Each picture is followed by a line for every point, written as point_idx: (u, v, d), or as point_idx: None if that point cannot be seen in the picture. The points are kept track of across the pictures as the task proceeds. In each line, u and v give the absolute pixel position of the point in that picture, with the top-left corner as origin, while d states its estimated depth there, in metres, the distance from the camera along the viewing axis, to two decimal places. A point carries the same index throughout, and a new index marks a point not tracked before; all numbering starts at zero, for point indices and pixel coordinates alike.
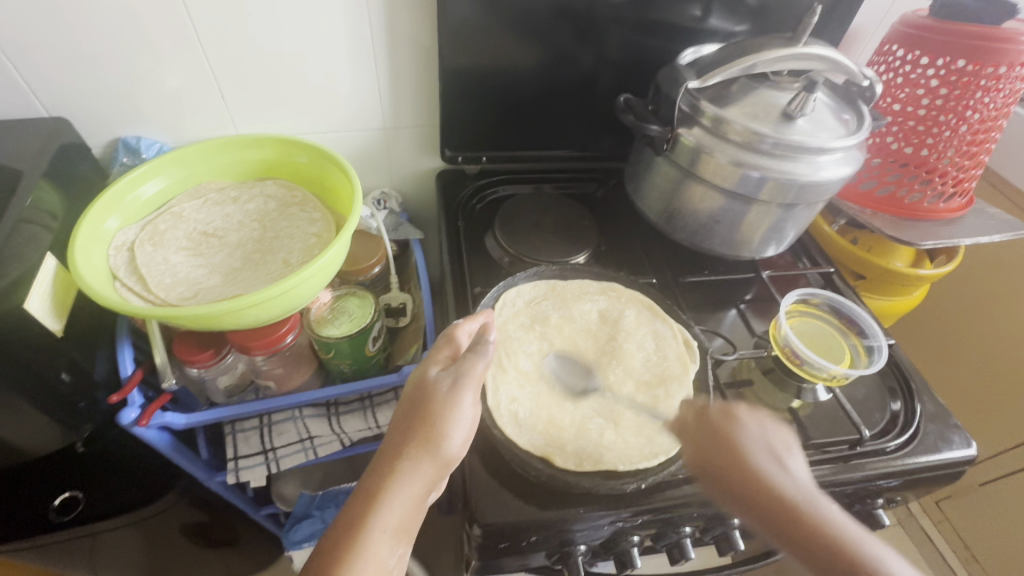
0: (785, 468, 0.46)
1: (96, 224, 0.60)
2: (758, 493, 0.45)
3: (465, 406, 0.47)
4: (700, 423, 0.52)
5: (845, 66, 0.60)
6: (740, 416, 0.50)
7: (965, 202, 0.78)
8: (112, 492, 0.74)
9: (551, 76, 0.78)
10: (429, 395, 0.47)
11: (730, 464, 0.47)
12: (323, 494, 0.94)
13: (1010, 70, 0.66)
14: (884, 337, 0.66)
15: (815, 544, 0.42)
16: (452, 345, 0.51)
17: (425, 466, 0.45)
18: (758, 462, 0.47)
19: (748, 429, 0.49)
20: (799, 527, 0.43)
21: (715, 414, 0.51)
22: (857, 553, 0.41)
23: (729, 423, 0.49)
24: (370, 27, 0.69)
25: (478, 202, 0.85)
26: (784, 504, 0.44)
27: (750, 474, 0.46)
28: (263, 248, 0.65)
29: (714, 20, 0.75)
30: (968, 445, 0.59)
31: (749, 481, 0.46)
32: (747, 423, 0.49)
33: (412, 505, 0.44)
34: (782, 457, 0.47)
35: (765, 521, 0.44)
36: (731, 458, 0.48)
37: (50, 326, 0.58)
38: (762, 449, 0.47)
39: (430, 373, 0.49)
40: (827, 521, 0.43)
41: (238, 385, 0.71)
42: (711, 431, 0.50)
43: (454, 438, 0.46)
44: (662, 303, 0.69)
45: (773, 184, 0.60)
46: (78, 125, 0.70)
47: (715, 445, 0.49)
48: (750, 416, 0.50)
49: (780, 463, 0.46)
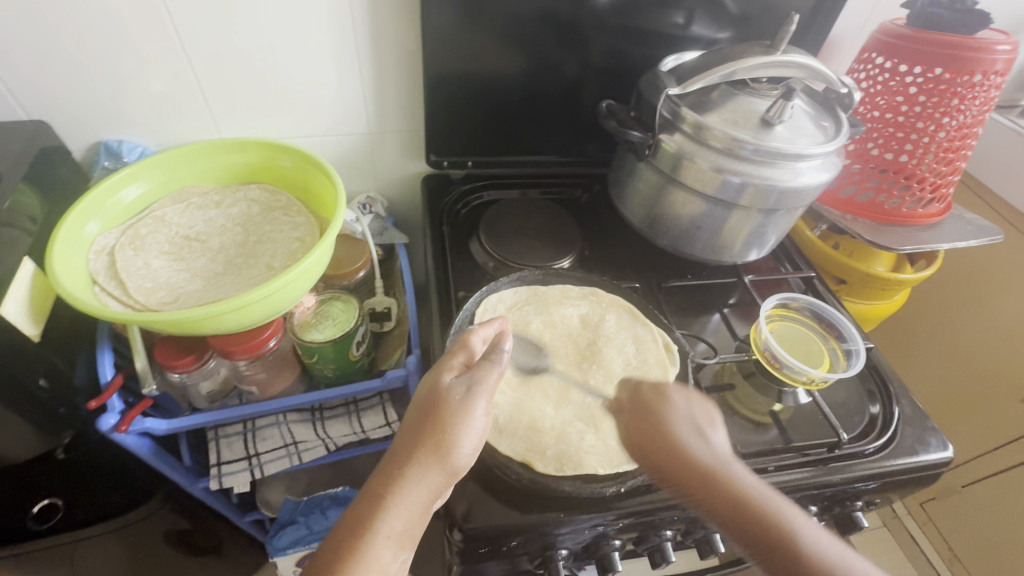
0: (705, 439, 0.44)
1: (75, 228, 0.60)
2: (675, 461, 0.43)
3: (478, 415, 0.47)
4: (633, 398, 0.51)
5: (823, 74, 0.61)
6: (669, 394, 0.49)
7: (943, 208, 0.79)
8: (92, 499, 0.73)
9: (536, 82, 0.78)
10: (441, 401, 0.46)
11: (654, 433, 0.46)
12: (308, 499, 0.92)
13: (985, 78, 0.67)
14: (862, 340, 0.67)
15: (727, 516, 0.40)
16: (466, 351, 0.51)
17: (433, 473, 0.44)
18: (679, 433, 0.45)
19: (674, 405, 0.48)
20: (711, 493, 0.41)
21: (646, 391, 0.50)
22: (760, 519, 0.39)
23: (658, 398, 0.49)
24: (354, 31, 0.69)
25: (464, 206, 0.85)
26: (697, 473, 0.42)
27: (670, 442, 0.45)
28: (245, 252, 0.65)
29: (697, 27, 0.76)
30: (945, 448, 0.59)
31: (669, 448, 0.44)
32: (674, 398, 0.48)
33: (418, 511, 0.43)
34: (703, 430, 0.45)
35: (683, 489, 0.42)
36: (654, 427, 0.47)
37: (26, 331, 0.57)
38: (686, 421, 0.46)
39: (444, 380, 0.48)
40: (734, 487, 0.41)
41: (220, 390, 0.71)
42: (639, 405, 0.50)
43: (465, 447, 0.45)
44: (643, 308, 0.70)
45: (753, 190, 0.61)
46: (58, 128, 0.69)
47: (643, 417, 0.48)
48: (680, 394, 0.49)
49: (702, 434, 0.45)
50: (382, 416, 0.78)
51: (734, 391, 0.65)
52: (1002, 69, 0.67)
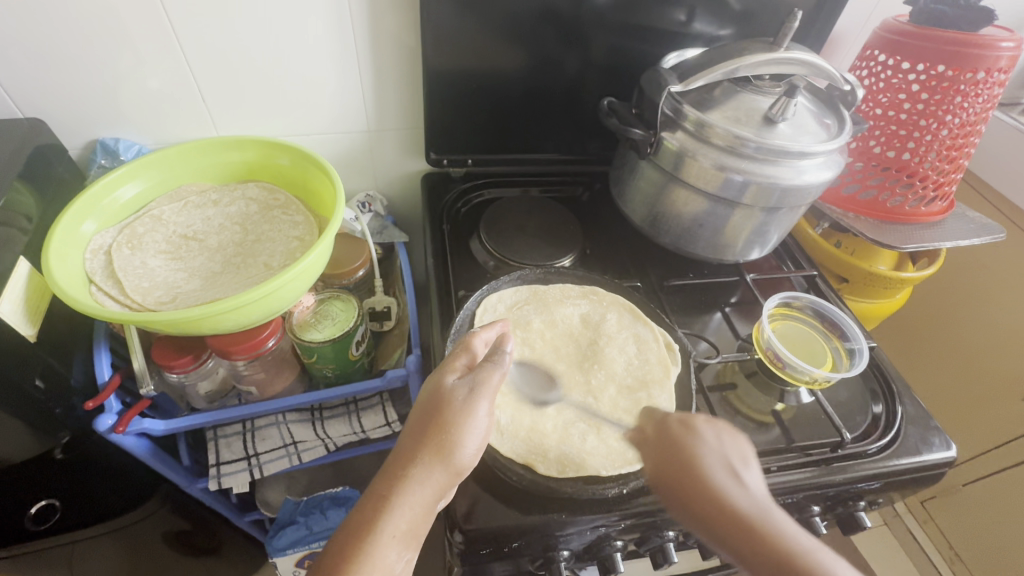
0: (740, 481, 0.43)
1: (71, 227, 0.59)
2: (711, 506, 0.41)
3: (481, 415, 0.46)
4: (659, 430, 0.49)
5: (826, 71, 0.60)
6: (699, 428, 0.47)
7: (946, 206, 0.79)
8: (90, 501, 0.73)
9: (537, 80, 0.78)
10: (445, 402, 0.46)
11: (684, 472, 0.44)
12: (307, 500, 0.91)
13: (989, 75, 0.67)
14: (865, 340, 0.67)
15: (769, 566, 0.38)
16: (469, 353, 0.50)
17: (437, 473, 0.44)
18: (711, 473, 0.43)
19: (705, 440, 0.46)
20: (750, 542, 0.39)
21: (674, 424, 0.49)
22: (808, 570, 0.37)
23: (688, 435, 0.47)
24: (354, 28, 0.68)
25: (463, 205, 0.84)
26: (735, 517, 0.40)
27: (703, 482, 0.43)
28: (243, 251, 0.64)
29: (698, 24, 0.75)
30: (948, 447, 0.59)
31: (702, 491, 0.42)
32: (704, 432, 0.47)
33: (422, 511, 0.43)
34: (738, 469, 0.43)
35: (719, 536, 0.40)
36: (686, 466, 0.45)
37: (22, 331, 0.56)
38: (718, 459, 0.44)
39: (446, 381, 0.48)
40: (777, 533, 0.39)
41: (219, 390, 0.70)
42: (668, 440, 0.48)
43: (468, 447, 0.45)
44: (645, 308, 0.70)
45: (756, 188, 0.60)
46: (54, 126, 0.69)
47: (672, 454, 0.46)
48: (710, 427, 0.47)
49: (737, 475, 0.43)
50: (382, 416, 0.78)
51: (736, 391, 0.65)
52: (1005, 66, 0.67)
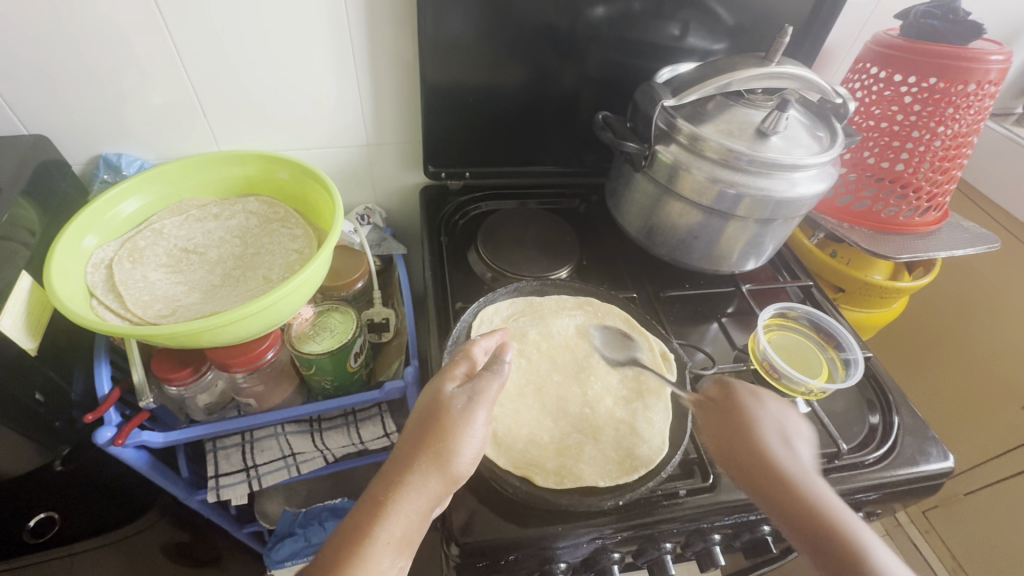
0: (794, 453, 0.49)
1: (73, 242, 0.60)
2: (745, 450, 0.50)
3: (478, 424, 0.47)
4: (724, 399, 0.55)
5: (818, 85, 0.61)
6: (762, 397, 0.53)
7: (940, 216, 0.79)
8: (90, 514, 0.73)
9: (534, 93, 0.79)
10: (443, 410, 0.46)
11: (744, 435, 0.51)
12: (306, 511, 0.91)
13: (979, 88, 0.68)
14: (860, 350, 0.67)
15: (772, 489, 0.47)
16: (469, 361, 0.51)
17: (432, 480, 0.44)
18: (769, 440, 0.50)
19: (767, 410, 0.52)
20: (807, 518, 0.44)
21: (739, 392, 0.54)
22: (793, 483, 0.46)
23: (752, 402, 0.53)
24: (354, 44, 0.69)
25: (461, 217, 0.85)
26: (767, 467, 0.48)
27: (752, 436, 0.51)
28: (243, 264, 0.65)
29: (692, 39, 0.76)
30: (945, 458, 0.59)
31: (748, 446, 0.50)
32: (770, 406, 0.53)
33: (416, 518, 0.43)
34: (793, 441, 0.50)
35: (793, 520, 0.44)
36: (738, 426, 0.52)
37: (25, 345, 0.57)
38: (779, 429, 0.51)
39: (445, 389, 0.48)
40: (809, 486, 0.46)
41: (218, 402, 0.71)
42: (732, 406, 0.54)
43: (464, 455, 0.45)
44: (640, 318, 0.70)
45: (750, 201, 0.61)
46: (58, 143, 0.70)
47: (729, 425, 0.53)
48: (776, 403, 0.53)
49: (793, 448, 0.49)
50: (380, 427, 0.78)
51: None
52: (995, 79, 0.68)
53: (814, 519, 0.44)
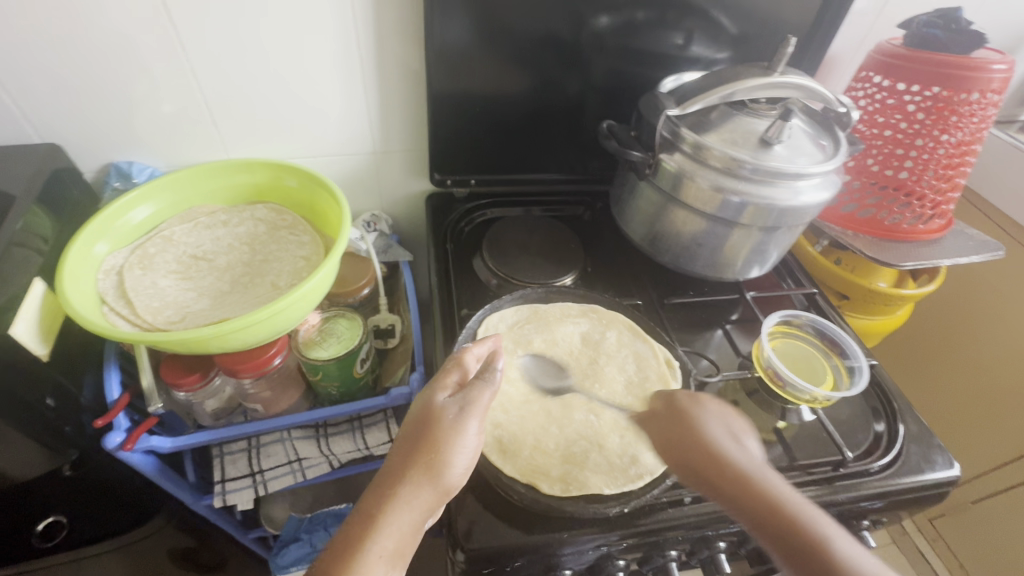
0: (743, 448, 0.49)
1: (85, 249, 0.61)
2: (711, 464, 0.48)
3: (470, 434, 0.47)
4: (668, 406, 0.55)
5: (821, 94, 0.61)
6: (703, 402, 0.53)
7: (944, 223, 0.79)
8: (99, 517, 0.74)
9: (539, 101, 0.80)
10: (435, 421, 0.47)
11: (699, 445, 0.50)
12: (312, 517, 0.91)
13: (982, 96, 0.68)
14: (864, 357, 0.68)
15: (739, 496, 0.45)
16: (461, 369, 0.51)
17: (424, 493, 0.45)
18: (716, 439, 0.49)
19: (710, 412, 0.52)
20: (772, 513, 0.43)
21: (681, 398, 0.54)
22: (755, 483, 0.45)
23: (694, 405, 0.53)
24: (361, 53, 0.70)
25: (466, 224, 0.86)
26: (740, 477, 0.46)
27: (707, 445, 0.49)
28: (251, 271, 0.66)
29: (696, 48, 0.77)
30: (951, 466, 0.59)
31: (704, 454, 0.49)
32: (710, 409, 0.53)
33: (408, 531, 0.44)
34: (739, 436, 0.51)
35: (747, 509, 0.44)
36: (695, 437, 0.50)
37: (37, 351, 0.58)
38: (728, 432, 0.50)
39: (437, 399, 0.49)
40: (768, 486, 0.45)
41: (225, 408, 0.71)
42: (678, 413, 0.53)
43: (457, 466, 0.46)
44: (644, 325, 0.71)
45: (754, 209, 0.61)
46: (70, 151, 0.71)
47: (679, 427, 0.52)
48: (715, 403, 0.53)
49: (739, 442, 0.50)
50: (386, 433, 0.78)
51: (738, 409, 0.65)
52: (998, 87, 0.68)
53: (781, 513, 0.43)
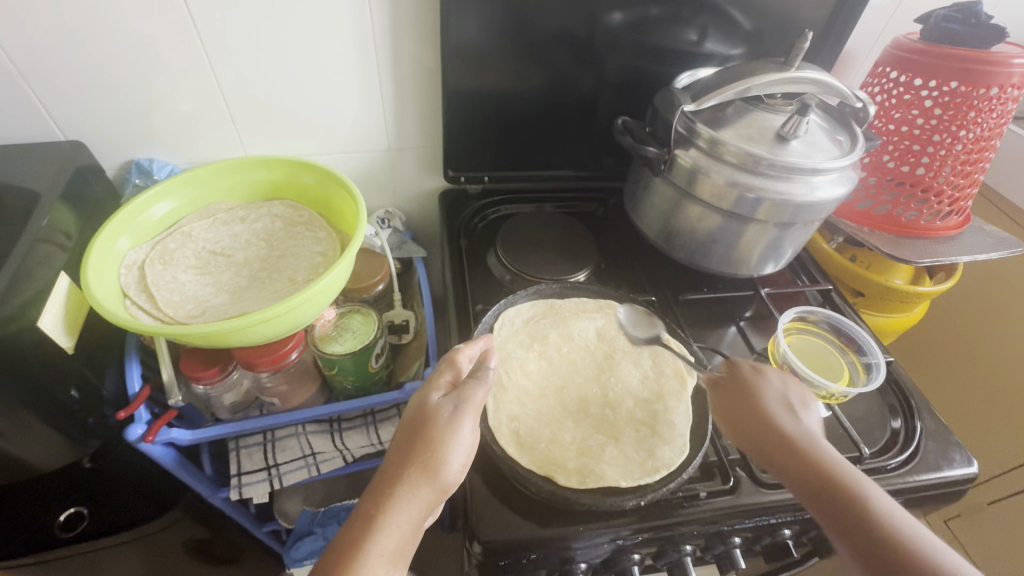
0: (799, 418, 0.52)
1: (108, 244, 0.62)
2: (765, 431, 0.51)
3: (465, 432, 0.48)
4: (731, 376, 0.58)
5: (838, 89, 0.61)
6: (766, 372, 0.56)
7: (961, 220, 0.79)
8: (118, 509, 0.75)
9: (553, 98, 0.80)
10: (430, 420, 0.48)
11: (757, 414, 0.53)
12: (325, 511, 0.92)
13: (1003, 91, 0.67)
14: (882, 354, 0.67)
15: (789, 461, 0.48)
16: (454, 369, 0.52)
17: (422, 492, 0.45)
18: (772, 408, 0.53)
19: (772, 382, 0.55)
20: (819, 479, 0.46)
21: (744, 369, 0.57)
22: (809, 450, 0.48)
23: (755, 375, 0.56)
24: (377, 51, 0.71)
25: (480, 220, 0.86)
26: (790, 443, 0.49)
27: (765, 414, 0.52)
28: (269, 266, 0.67)
29: (710, 44, 0.77)
30: (969, 463, 0.59)
31: (762, 421, 0.52)
32: (772, 379, 0.55)
33: (408, 530, 0.44)
34: (795, 406, 0.53)
35: (795, 474, 0.48)
36: (754, 406, 0.54)
37: (62, 344, 0.59)
38: (787, 403, 0.53)
39: (431, 399, 0.49)
40: (822, 453, 0.48)
41: (242, 401, 0.72)
42: (741, 383, 0.56)
43: (453, 464, 0.47)
44: (659, 320, 0.71)
45: (769, 204, 0.61)
46: (94, 148, 0.72)
47: (740, 396, 0.55)
48: (777, 373, 0.56)
49: (795, 412, 0.52)
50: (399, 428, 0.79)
51: None
52: (1019, 82, 0.67)
53: (828, 477, 0.46)
